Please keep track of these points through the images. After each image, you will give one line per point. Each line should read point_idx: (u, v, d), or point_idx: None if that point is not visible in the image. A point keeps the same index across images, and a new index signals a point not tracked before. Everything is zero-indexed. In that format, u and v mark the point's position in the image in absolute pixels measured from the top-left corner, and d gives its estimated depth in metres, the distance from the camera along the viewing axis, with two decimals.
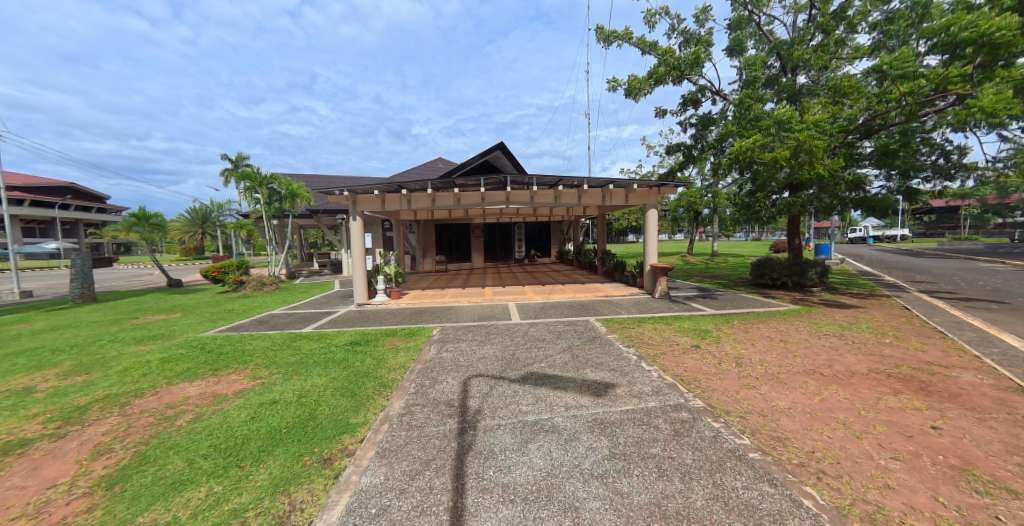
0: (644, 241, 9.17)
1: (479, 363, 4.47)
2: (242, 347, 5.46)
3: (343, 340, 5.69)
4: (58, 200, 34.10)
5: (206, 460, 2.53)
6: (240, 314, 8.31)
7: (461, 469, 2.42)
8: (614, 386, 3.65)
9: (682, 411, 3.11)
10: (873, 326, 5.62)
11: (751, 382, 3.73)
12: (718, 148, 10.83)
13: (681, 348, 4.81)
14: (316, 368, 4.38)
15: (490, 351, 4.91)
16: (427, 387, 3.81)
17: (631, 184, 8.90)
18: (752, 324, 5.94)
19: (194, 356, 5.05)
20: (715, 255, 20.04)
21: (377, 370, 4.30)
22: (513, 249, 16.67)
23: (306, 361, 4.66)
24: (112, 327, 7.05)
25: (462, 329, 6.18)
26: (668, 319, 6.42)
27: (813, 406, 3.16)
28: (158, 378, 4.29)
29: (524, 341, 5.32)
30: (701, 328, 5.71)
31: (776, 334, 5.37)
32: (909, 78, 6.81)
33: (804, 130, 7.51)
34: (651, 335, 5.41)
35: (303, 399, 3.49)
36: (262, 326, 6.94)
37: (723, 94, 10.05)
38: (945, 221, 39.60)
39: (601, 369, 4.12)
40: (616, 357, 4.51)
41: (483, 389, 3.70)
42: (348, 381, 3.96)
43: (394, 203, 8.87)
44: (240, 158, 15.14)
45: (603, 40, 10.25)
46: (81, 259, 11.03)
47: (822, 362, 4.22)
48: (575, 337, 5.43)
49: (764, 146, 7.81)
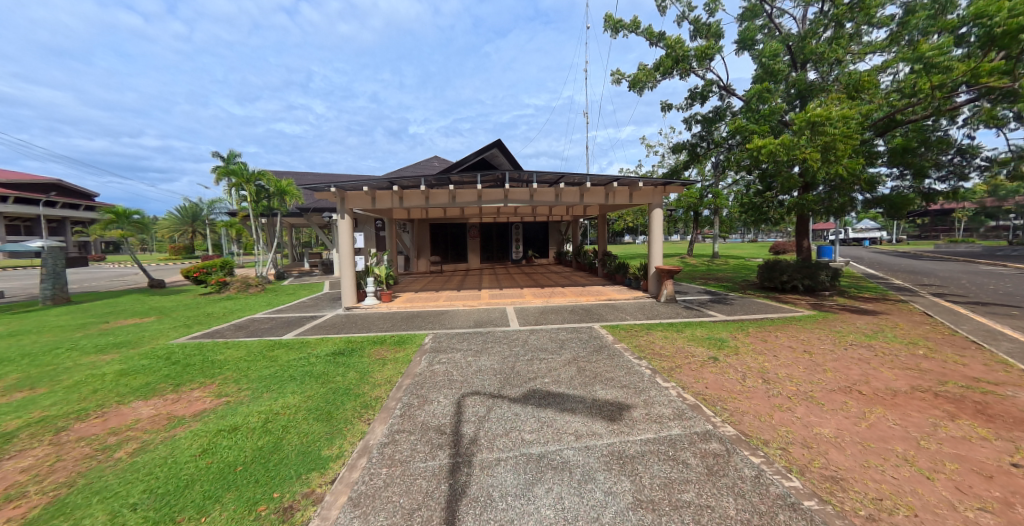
0: (650, 242, 8.71)
1: (475, 379, 3.99)
2: (212, 357, 4.93)
3: (325, 349, 5.17)
4: (42, 198, 33.07)
5: (134, 513, 2.04)
6: (220, 317, 7.79)
7: (452, 523, 1.95)
8: (629, 409, 3.20)
9: (712, 441, 2.67)
10: (900, 335, 5.21)
11: (783, 403, 3.28)
12: (725, 146, 10.52)
13: (699, 361, 4.36)
14: (290, 385, 3.88)
15: (487, 364, 4.42)
16: (416, 408, 3.34)
17: (636, 183, 8.42)
18: (769, 332, 5.52)
19: (156, 368, 4.51)
20: (715, 257, 19.80)
21: (359, 386, 3.82)
22: (511, 249, 16.25)
23: (281, 375, 4.16)
24: (75, 334, 6.44)
25: (457, 337, 5.70)
26: (678, 326, 5.98)
27: (863, 434, 2.71)
28: (109, 395, 3.75)
29: (524, 351, 4.83)
30: (715, 337, 5.28)
31: (798, 344, 4.93)
32: (939, 71, 6.44)
33: (828, 128, 7.13)
34: (662, 345, 4.96)
35: (269, 424, 3.00)
36: (239, 333, 6.40)
37: (731, 90, 9.63)
38: (938, 224, 39.90)
39: (612, 386, 3.67)
40: (627, 372, 4.06)
41: (479, 412, 3.21)
42: (324, 400, 3.48)
43: (385, 201, 8.33)
44: (231, 155, 14.59)
45: (609, 29, 9.89)
46: (53, 258, 10.38)
47: (857, 378, 3.78)
48: (580, 348, 4.94)
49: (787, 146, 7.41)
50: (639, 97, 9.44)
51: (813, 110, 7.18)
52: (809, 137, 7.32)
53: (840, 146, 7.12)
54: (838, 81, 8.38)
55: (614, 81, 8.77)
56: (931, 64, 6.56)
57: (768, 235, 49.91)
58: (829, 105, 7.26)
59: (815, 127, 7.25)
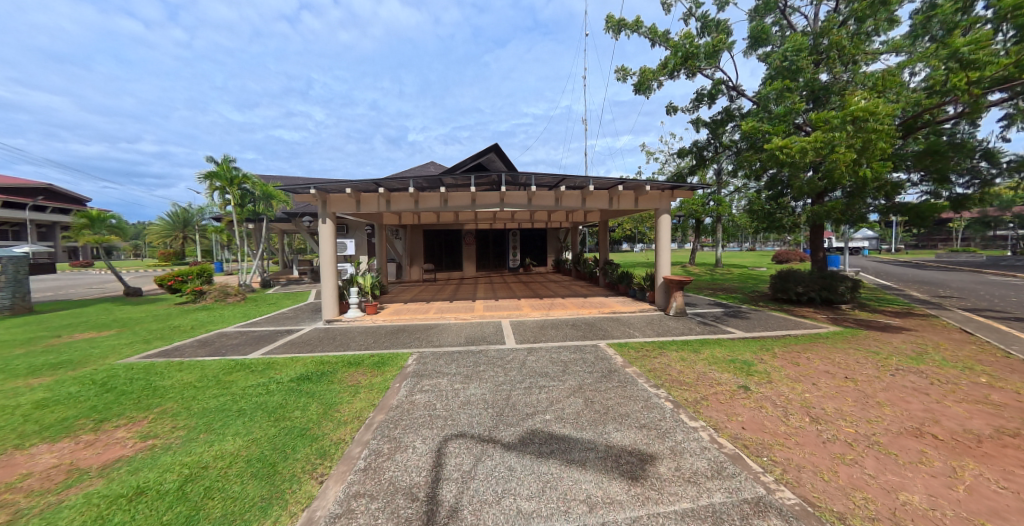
0: (657, 250, 8.11)
1: (462, 415, 3.31)
2: (156, 383, 4.21)
3: (292, 373, 4.47)
4: (28, 203, 32.26)
5: None
6: (187, 331, 7.06)
7: None
8: (652, 461, 2.54)
9: (770, 516, 2.01)
10: (949, 358, 4.58)
11: (845, 453, 2.63)
12: (733, 149, 9.98)
13: (726, 391, 3.69)
14: (236, 422, 3.19)
15: (477, 394, 3.74)
16: (385, 458, 2.66)
17: (643, 187, 7.80)
18: (798, 354, 4.87)
19: (85, 397, 3.80)
20: (717, 267, 19.29)
21: (320, 425, 3.14)
22: (507, 257, 15.65)
23: (229, 409, 3.47)
24: (14, 351, 5.69)
25: (445, 357, 5.01)
26: (693, 345, 5.32)
27: (968, 506, 2.05)
28: (8, 436, 3.04)
29: (521, 377, 4.15)
30: (739, 359, 4.62)
31: (837, 370, 4.28)
32: (976, 65, 5.86)
33: (870, 125, 6.48)
34: (681, 370, 4.30)
35: (189, 486, 2.32)
36: (201, 350, 5.68)
37: (741, 91, 9.16)
38: (936, 233, 39.95)
39: (628, 427, 3.02)
40: (644, 406, 3.40)
41: (463, 466, 2.53)
42: (272, 446, 2.80)
43: (371, 204, 7.68)
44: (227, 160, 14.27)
45: (611, 29, 9.40)
46: (15, 265, 9.62)
47: (923, 416, 3.14)
48: (584, 373, 4.26)
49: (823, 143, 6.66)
50: (646, 97, 8.93)
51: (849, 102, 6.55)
52: (850, 132, 6.80)
53: (867, 148, 6.58)
54: (855, 81, 7.90)
55: (619, 79, 8.26)
56: (966, 59, 5.85)
57: (766, 244, 49.89)
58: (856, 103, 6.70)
59: (856, 122, 6.57)
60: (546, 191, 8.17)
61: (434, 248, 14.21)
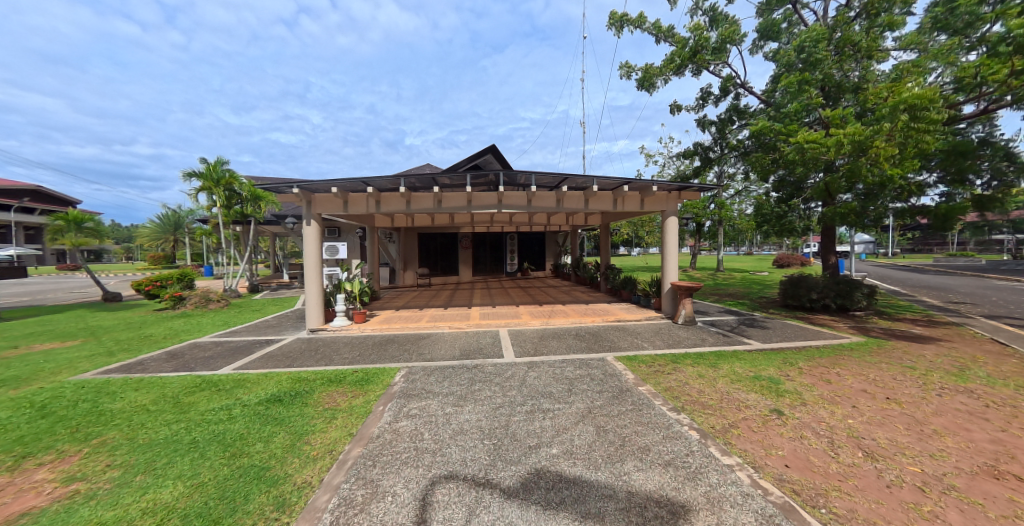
0: (664, 255, 7.70)
1: (453, 450, 2.81)
2: (103, 405, 3.66)
3: (263, 393, 3.95)
4: (15, 203, 31.55)
5: None
6: (158, 342, 6.50)
7: None
8: (686, 514, 2.07)
9: None
10: (997, 375, 4.11)
11: (919, 501, 2.15)
12: (741, 150, 9.58)
13: (757, 417, 3.22)
14: (183, 459, 2.68)
15: (472, 422, 3.24)
16: (356, 512, 2.16)
17: (649, 187, 7.34)
18: (827, 369, 4.42)
19: (14, 425, 3.26)
20: (719, 271, 18.94)
21: (283, 463, 2.64)
22: (505, 261, 15.21)
23: (180, 440, 2.95)
24: None
25: (437, 374, 4.51)
26: (710, 359, 4.84)
27: None
28: None
29: (522, 399, 3.66)
30: (764, 377, 4.15)
31: (876, 389, 3.82)
32: None
33: (926, 115, 5.41)
34: (702, 390, 3.83)
35: None
36: (167, 364, 5.14)
37: (750, 88, 8.80)
38: (933, 238, 40.17)
39: (650, 466, 2.53)
40: (665, 437, 2.93)
41: (453, 523, 2.03)
42: (220, 493, 2.29)
43: (360, 205, 7.19)
44: (217, 161, 13.80)
45: (614, 24, 9.04)
46: None
47: (996, 450, 2.67)
48: (592, 393, 3.78)
49: (863, 135, 5.98)
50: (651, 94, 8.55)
51: (884, 92, 5.97)
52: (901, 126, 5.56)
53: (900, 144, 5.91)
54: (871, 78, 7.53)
55: (623, 74, 7.87)
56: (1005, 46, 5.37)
57: (762, 248, 50.04)
58: (884, 95, 6.22)
59: (910, 111, 5.49)
60: (547, 192, 7.68)
61: (429, 252, 13.71)
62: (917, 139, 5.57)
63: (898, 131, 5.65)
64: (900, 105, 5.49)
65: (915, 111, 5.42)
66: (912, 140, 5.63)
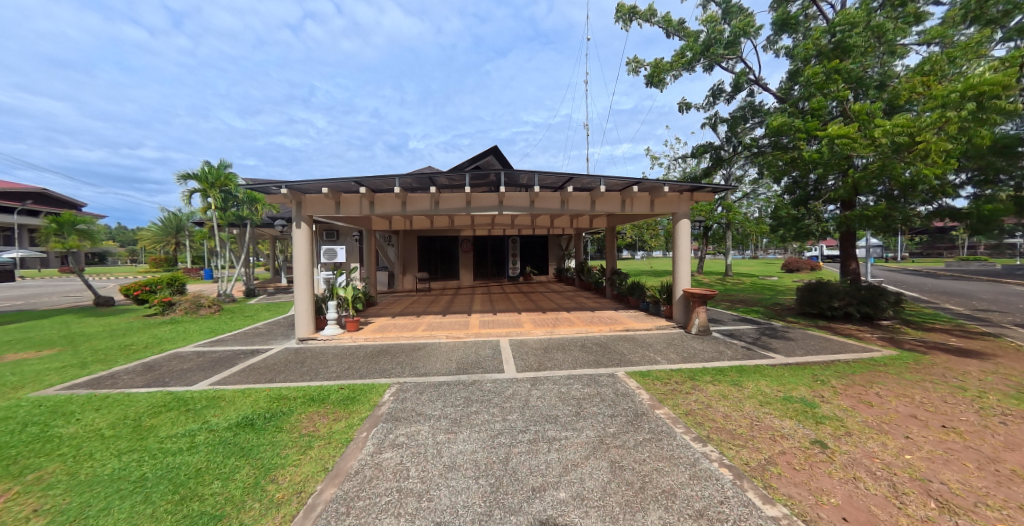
0: (675, 260, 7.28)
1: (443, 492, 2.38)
2: (53, 429, 3.26)
3: (235, 415, 3.53)
4: (17, 205, 31.56)
5: None
6: (137, 352, 6.10)
7: None
8: None
9: None
10: None
11: None
12: (755, 149, 9.15)
13: (797, 451, 2.76)
14: (122, 504, 2.25)
15: (469, 453, 2.83)
16: None
17: (660, 188, 6.90)
18: (865, 389, 3.95)
19: None
20: (727, 275, 18.48)
21: (238, 510, 2.21)
22: (507, 265, 14.83)
23: (126, 477, 2.54)
24: None
25: (429, 392, 4.09)
26: (732, 377, 4.38)
27: None
28: None
29: (523, 425, 3.24)
30: (796, 399, 3.69)
31: (926, 414, 3.35)
32: None
33: (997, 105, 4.93)
34: (728, 415, 3.39)
35: None
36: (139, 378, 4.73)
37: (763, 84, 8.41)
38: (942, 241, 39.50)
39: (680, 519, 2.09)
40: (692, 477, 2.49)
41: None
42: None
43: (353, 207, 6.79)
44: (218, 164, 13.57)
45: (621, 18, 8.66)
46: None
47: None
48: (602, 418, 3.35)
49: (912, 127, 5.48)
50: (660, 90, 8.18)
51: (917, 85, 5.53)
52: (967, 117, 5.08)
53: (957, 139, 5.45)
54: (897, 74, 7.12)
55: (631, 70, 7.50)
56: None
57: (768, 251, 49.52)
58: (918, 87, 5.76)
59: (980, 100, 5.02)
60: (551, 193, 7.26)
61: (429, 256, 13.32)
62: (974, 131, 5.09)
63: (958, 125, 5.15)
64: (968, 92, 4.99)
65: (985, 98, 4.92)
66: (970, 134, 5.16)
